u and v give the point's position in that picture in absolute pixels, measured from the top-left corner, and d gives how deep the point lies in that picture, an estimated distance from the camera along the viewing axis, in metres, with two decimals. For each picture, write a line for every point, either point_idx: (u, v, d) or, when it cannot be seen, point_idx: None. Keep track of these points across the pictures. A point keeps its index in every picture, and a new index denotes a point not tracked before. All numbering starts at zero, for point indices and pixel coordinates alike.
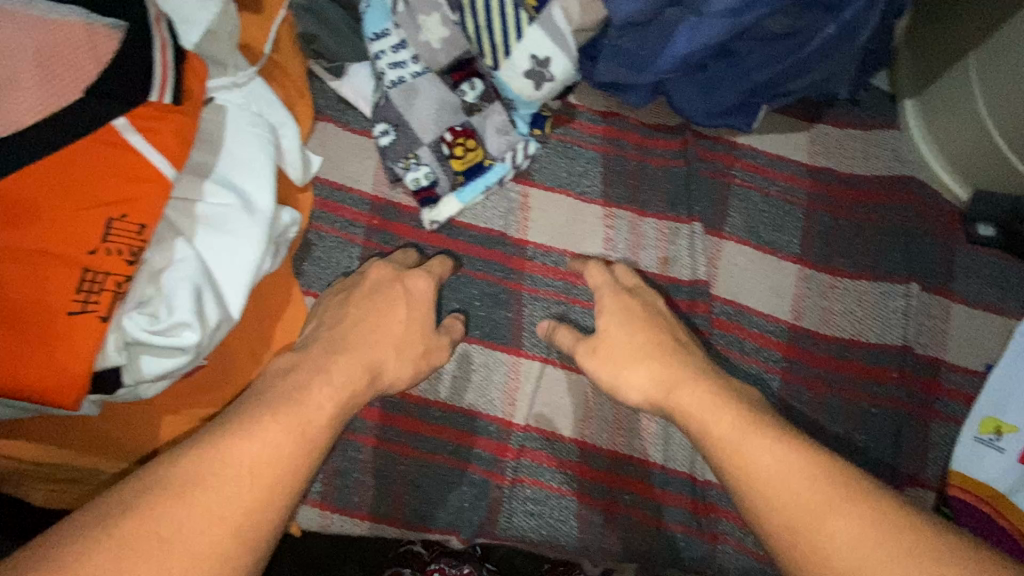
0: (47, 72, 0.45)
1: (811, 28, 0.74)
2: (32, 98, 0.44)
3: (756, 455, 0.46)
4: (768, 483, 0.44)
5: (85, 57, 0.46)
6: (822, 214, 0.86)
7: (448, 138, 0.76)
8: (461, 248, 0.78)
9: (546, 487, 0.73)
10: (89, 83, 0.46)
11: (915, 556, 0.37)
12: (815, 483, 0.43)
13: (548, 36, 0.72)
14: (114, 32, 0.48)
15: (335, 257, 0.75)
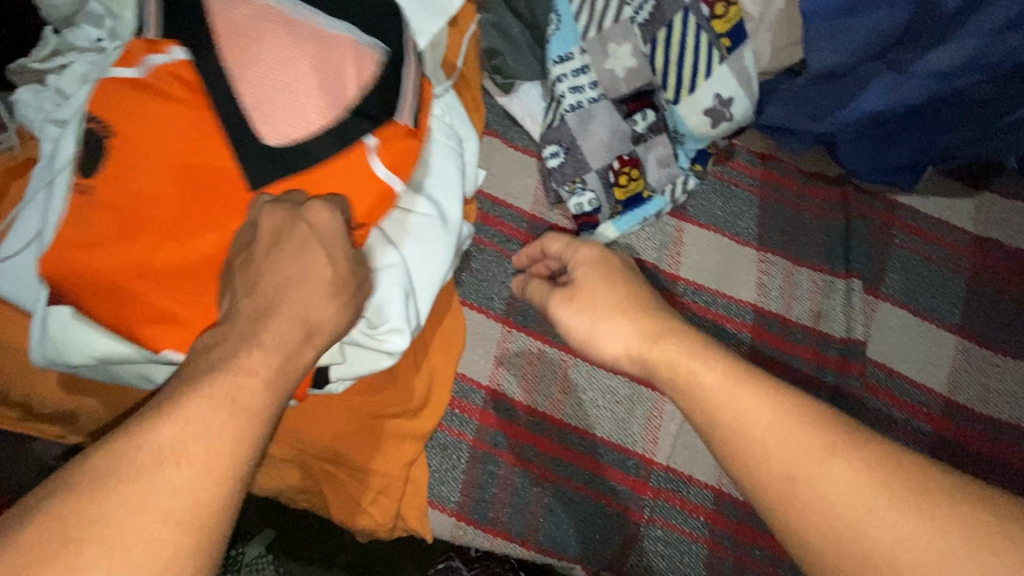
0: (318, 88, 0.48)
1: (1015, 99, 0.70)
2: (301, 113, 0.48)
3: (740, 400, 0.40)
4: (760, 437, 0.38)
5: (351, 79, 0.49)
6: (985, 285, 0.79)
7: (615, 166, 0.76)
8: None
9: (679, 532, 0.70)
10: (348, 102, 0.49)
11: (921, 494, 0.34)
12: (807, 431, 0.37)
13: (735, 78, 0.73)
14: (377, 55, 0.51)
15: (491, 271, 0.76)
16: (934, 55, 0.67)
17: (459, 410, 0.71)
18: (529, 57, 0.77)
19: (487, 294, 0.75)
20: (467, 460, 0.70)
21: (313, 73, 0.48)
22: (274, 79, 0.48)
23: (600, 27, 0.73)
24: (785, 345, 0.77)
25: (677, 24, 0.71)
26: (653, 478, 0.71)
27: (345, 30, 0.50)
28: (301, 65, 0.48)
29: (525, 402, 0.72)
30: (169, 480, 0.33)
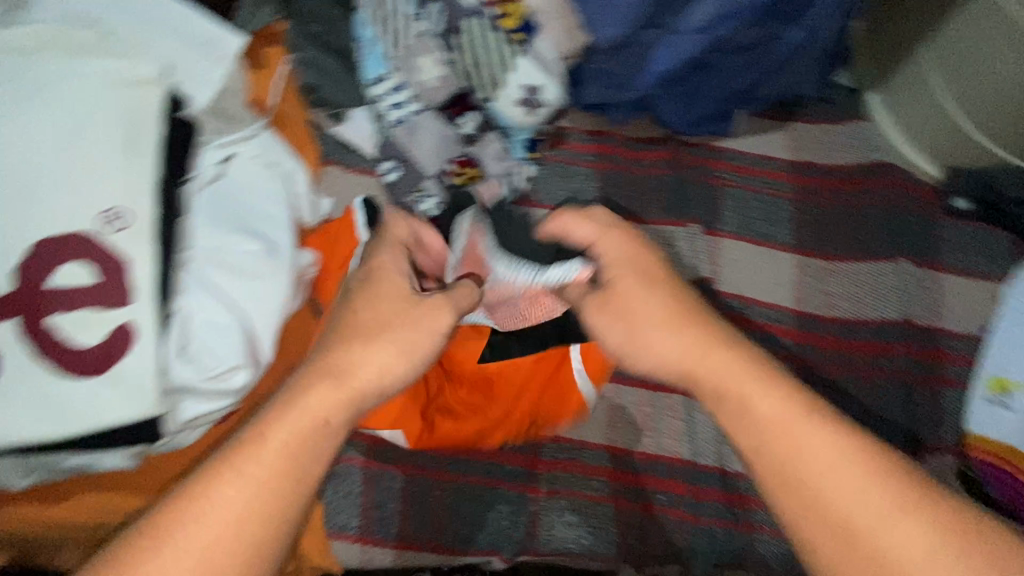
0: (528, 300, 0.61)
1: (774, 37, 0.78)
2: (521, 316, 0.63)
3: (800, 438, 0.43)
4: (812, 456, 0.42)
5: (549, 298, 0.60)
6: (807, 202, 0.87)
7: (451, 168, 0.81)
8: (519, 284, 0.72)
9: (582, 497, 0.72)
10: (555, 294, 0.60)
11: (965, 552, 0.38)
12: (876, 481, 0.41)
13: (537, 67, 0.77)
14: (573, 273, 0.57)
15: None
16: (696, 10, 0.72)
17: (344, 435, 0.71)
18: (349, 84, 0.80)
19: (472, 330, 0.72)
20: (361, 483, 0.70)
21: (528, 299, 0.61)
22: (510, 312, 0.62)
23: (401, 43, 0.76)
24: None
25: (469, 28, 0.75)
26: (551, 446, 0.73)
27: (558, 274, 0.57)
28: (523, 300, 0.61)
29: None
30: (227, 499, 0.40)
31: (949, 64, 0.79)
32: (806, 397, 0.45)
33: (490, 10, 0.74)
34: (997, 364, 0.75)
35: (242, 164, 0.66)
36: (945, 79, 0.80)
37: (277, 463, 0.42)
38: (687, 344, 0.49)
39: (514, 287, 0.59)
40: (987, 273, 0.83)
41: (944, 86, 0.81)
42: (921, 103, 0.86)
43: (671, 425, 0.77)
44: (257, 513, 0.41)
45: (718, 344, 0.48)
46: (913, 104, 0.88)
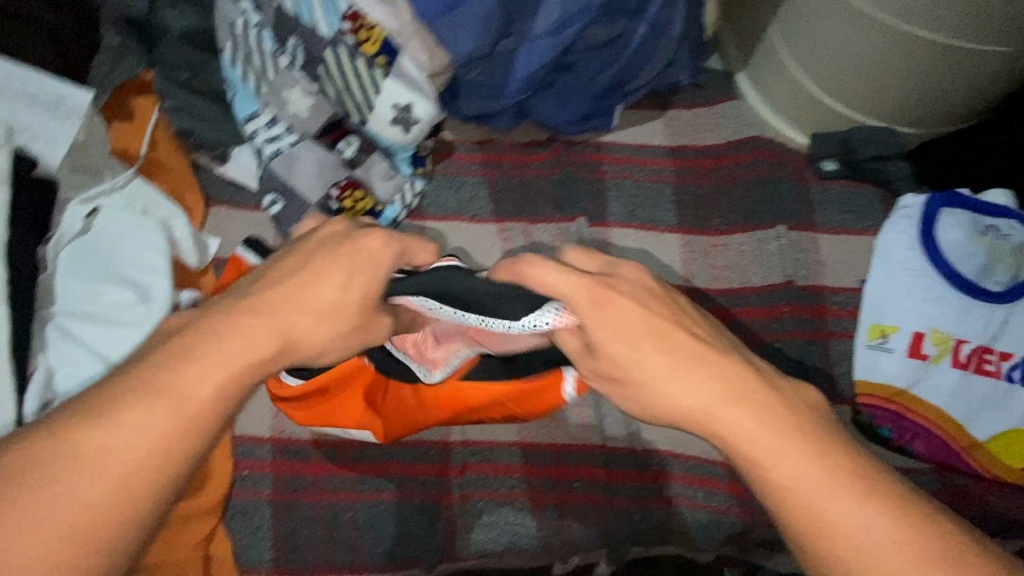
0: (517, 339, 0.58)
1: (624, 33, 0.82)
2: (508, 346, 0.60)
3: (834, 510, 0.41)
4: (829, 494, 0.41)
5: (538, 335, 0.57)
6: (688, 184, 0.91)
7: (334, 194, 0.82)
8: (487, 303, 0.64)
9: (497, 497, 0.74)
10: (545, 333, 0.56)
11: None
12: (909, 552, 0.39)
13: (404, 86, 0.80)
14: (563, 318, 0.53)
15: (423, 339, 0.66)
16: (541, 14, 0.75)
17: (250, 469, 0.71)
18: (222, 125, 0.81)
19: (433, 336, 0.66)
20: (272, 515, 0.70)
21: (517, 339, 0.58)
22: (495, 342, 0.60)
23: (267, 80, 0.79)
24: None
25: (330, 57, 0.77)
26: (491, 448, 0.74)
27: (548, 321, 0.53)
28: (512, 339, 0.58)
29: (314, 438, 0.73)
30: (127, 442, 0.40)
31: (794, 38, 0.85)
32: (837, 457, 0.43)
33: (349, 37, 0.77)
34: (874, 313, 0.79)
35: (112, 214, 0.68)
36: (791, 53, 0.87)
37: (198, 412, 0.42)
38: (706, 394, 0.46)
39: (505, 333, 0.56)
40: (862, 228, 0.87)
41: (793, 56, 0.87)
42: (778, 77, 0.91)
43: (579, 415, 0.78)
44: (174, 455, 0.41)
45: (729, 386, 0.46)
46: (772, 79, 0.93)
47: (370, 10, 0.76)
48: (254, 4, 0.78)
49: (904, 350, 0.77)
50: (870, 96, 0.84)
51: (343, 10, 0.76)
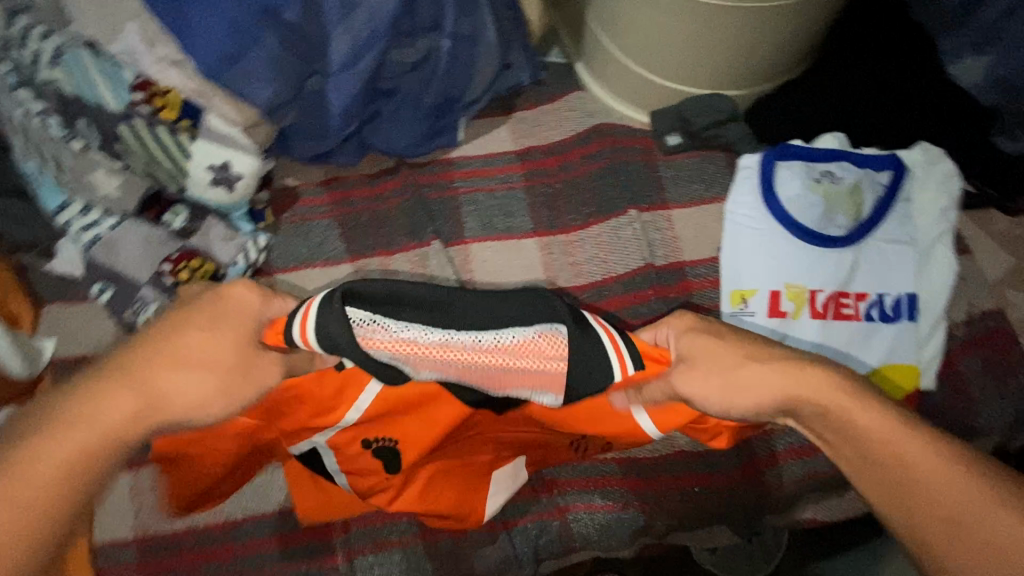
0: (495, 362, 0.56)
1: (433, 50, 0.81)
2: (480, 364, 0.56)
3: (901, 453, 0.46)
4: (916, 469, 0.46)
5: (522, 358, 0.55)
6: (539, 186, 0.90)
7: (168, 268, 0.77)
8: (437, 346, 0.54)
9: (386, 545, 0.72)
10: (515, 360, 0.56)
11: None
12: (966, 482, 0.44)
13: (216, 144, 0.77)
14: (553, 332, 0.53)
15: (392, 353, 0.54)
16: (333, 48, 0.74)
17: None
18: (29, 223, 0.75)
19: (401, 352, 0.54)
20: None
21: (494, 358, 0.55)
22: (473, 363, 0.56)
23: (67, 167, 0.75)
24: None
25: (128, 131, 0.75)
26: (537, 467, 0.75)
27: (521, 334, 0.53)
28: (486, 359, 0.55)
29: (181, 528, 0.70)
30: None
31: (607, 23, 0.86)
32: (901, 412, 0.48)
33: (143, 108, 0.73)
34: (730, 279, 0.80)
35: None
36: (609, 37, 0.87)
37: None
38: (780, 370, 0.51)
39: (479, 345, 0.54)
40: (712, 196, 0.88)
41: (610, 41, 0.87)
42: (605, 63, 0.91)
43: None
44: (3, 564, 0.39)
45: (822, 385, 0.49)
46: (602, 65, 0.93)
47: (160, 75, 0.72)
48: (33, 92, 0.73)
49: (763, 311, 0.78)
50: (691, 66, 0.84)
51: (131, 80, 0.73)
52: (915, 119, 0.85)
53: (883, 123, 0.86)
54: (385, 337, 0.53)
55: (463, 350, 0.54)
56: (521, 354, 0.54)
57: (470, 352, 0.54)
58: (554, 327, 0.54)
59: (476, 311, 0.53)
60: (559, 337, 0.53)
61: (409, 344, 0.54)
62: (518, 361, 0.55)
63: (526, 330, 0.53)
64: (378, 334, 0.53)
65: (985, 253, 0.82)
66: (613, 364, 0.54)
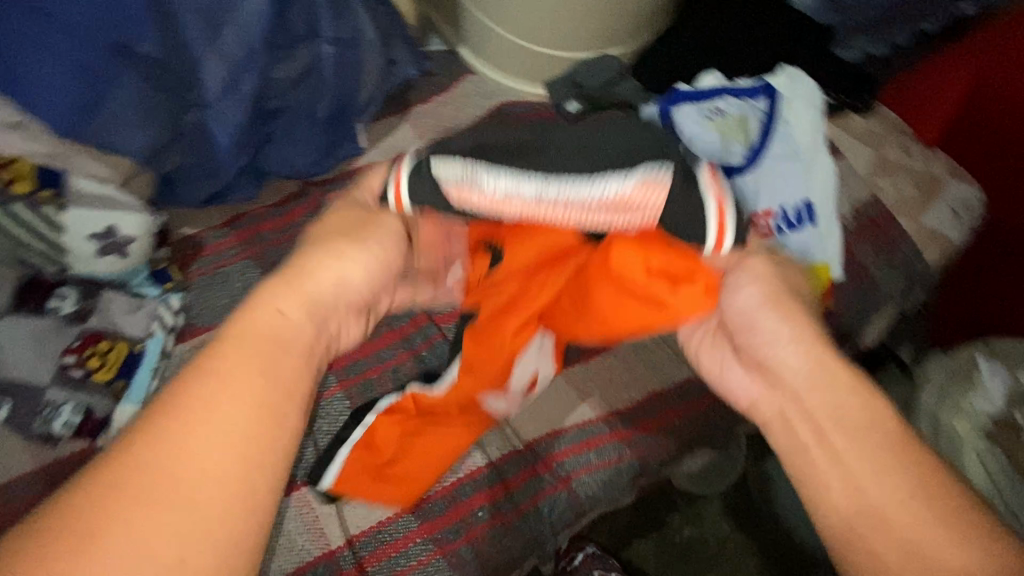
0: (592, 212, 0.55)
1: (315, 59, 0.76)
2: (574, 214, 0.56)
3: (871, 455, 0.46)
4: (876, 467, 0.46)
5: (617, 211, 0.55)
6: None
7: (72, 359, 0.68)
8: (526, 201, 0.55)
9: (407, 571, 0.70)
10: (608, 213, 0.55)
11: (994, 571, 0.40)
12: (924, 506, 0.43)
13: (93, 208, 0.68)
14: (660, 179, 0.53)
15: (484, 204, 0.56)
16: (206, 76, 0.66)
17: None
18: None
19: (488, 210, 0.57)
20: None
21: (586, 209, 0.55)
22: (566, 212, 0.56)
23: None
24: (366, 347, 0.80)
25: None
26: (530, 443, 0.78)
27: (618, 181, 0.53)
28: (582, 209, 0.55)
29: None
30: None
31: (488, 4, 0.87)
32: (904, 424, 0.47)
33: None
34: None
35: None
36: (494, 19, 0.89)
37: None
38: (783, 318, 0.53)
39: (576, 195, 0.54)
40: None
41: (494, 21, 0.89)
42: (493, 46, 0.92)
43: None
44: (254, 464, 0.42)
45: (841, 379, 0.50)
46: (489, 48, 0.93)
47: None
48: None
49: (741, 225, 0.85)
50: (576, 33, 0.88)
51: None
52: (774, 47, 0.96)
53: (748, 55, 0.95)
54: (478, 192, 0.55)
55: (559, 199, 0.55)
56: (624, 204, 0.54)
57: (568, 203, 0.55)
58: (655, 170, 0.53)
59: (574, 168, 0.55)
60: (664, 181, 0.53)
61: (495, 201, 0.56)
62: (619, 211, 0.55)
63: (626, 179, 0.53)
64: (471, 192, 0.55)
65: (854, 151, 0.93)
66: (709, 231, 0.53)
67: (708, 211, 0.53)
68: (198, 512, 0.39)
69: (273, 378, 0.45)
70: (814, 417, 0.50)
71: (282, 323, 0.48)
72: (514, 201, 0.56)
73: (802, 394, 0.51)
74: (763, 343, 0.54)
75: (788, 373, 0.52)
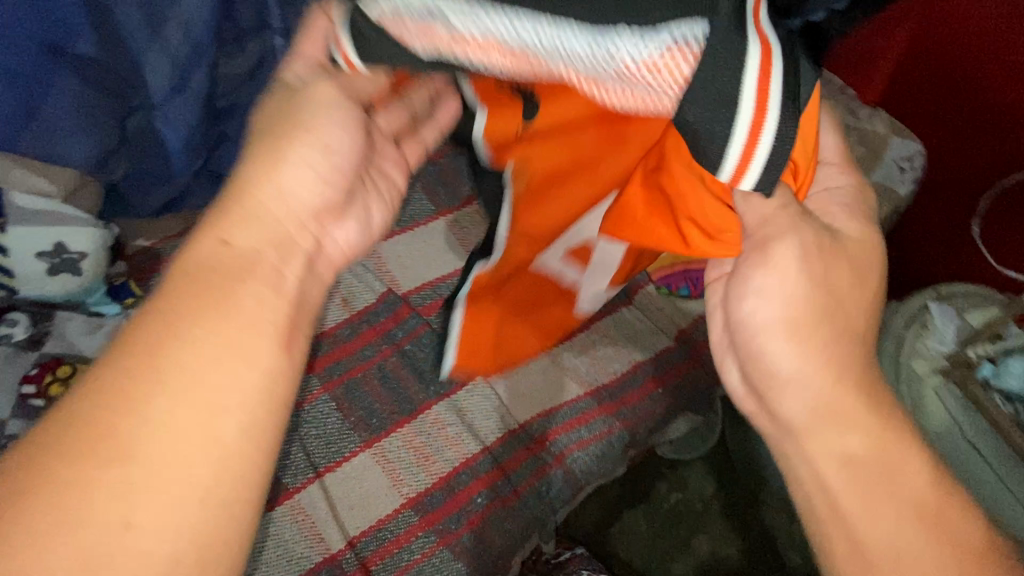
0: (598, 73, 0.42)
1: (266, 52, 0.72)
2: (576, 75, 0.43)
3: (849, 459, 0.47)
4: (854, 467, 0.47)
5: (629, 77, 0.41)
6: (424, 167, 0.89)
7: (30, 388, 0.63)
8: (510, 53, 0.42)
9: (411, 566, 0.69)
10: (618, 78, 0.42)
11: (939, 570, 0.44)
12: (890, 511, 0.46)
13: (38, 225, 0.65)
14: (691, 40, 0.38)
15: (457, 56, 0.44)
16: (149, 75, 0.62)
17: None
18: None
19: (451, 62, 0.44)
20: None
21: (590, 70, 0.42)
22: (564, 70, 0.43)
23: None
24: (347, 347, 0.79)
25: None
26: (522, 425, 0.78)
27: (637, 38, 0.39)
28: (585, 69, 0.42)
29: None
30: None
31: None
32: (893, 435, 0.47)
33: None
34: None
35: None
36: None
37: None
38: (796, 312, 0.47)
39: (575, 53, 0.40)
40: None
41: None
42: None
43: (441, 434, 0.75)
44: (263, 418, 0.40)
45: (845, 388, 0.47)
46: None
47: None
48: None
49: None
50: None
51: None
52: None
53: None
54: (452, 36, 0.42)
55: (553, 56, 0.41)
56: (639, 68, 0.40)
57: (566, 60, 0.41)
58: (691, 36, 0.38)
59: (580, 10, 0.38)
60: (694, 47, 0.38)
61: (471, 51, 0.43)
62: (636, 85, 0.42)
63: (649, 37, 0.38)
64: (443, 35, 0.42)
65: None
66: (727, 159, 0.40)
67: (735, 120, 0.39)
68: (193, 469, 0.37)
69: (243, 327, 0.41)
70: (801, 423, 0.48)
71: (230, 253, 0.44)
72: (496, 51, 0.42)
73: (793, 406, 0.48)
74: (770, 343, 0.48)
75: (783, 409, 0.49)
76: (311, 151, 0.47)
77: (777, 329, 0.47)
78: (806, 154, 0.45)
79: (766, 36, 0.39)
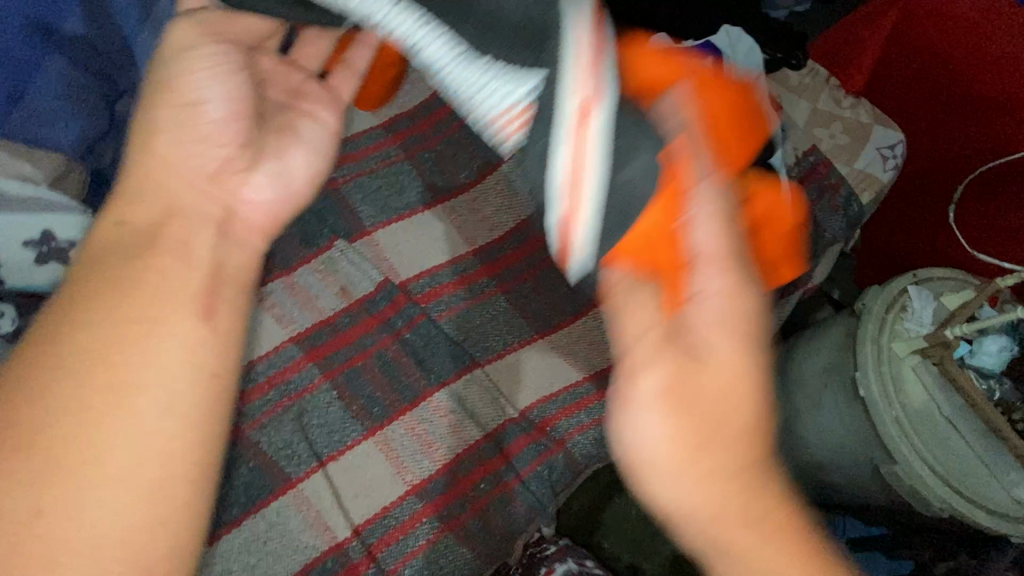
0: (458, 91, 0.44)
1: None
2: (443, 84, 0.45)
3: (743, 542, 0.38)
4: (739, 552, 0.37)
5: (476, 101, 0.43)
6: (419, 154, 0.88)
7: None
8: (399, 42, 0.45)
9: (417, 553, 0.69)
10: (471, 103, 0.44)
11: None
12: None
13: (25, 211, 0.63)
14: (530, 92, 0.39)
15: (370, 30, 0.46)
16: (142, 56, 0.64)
17: None
18: None
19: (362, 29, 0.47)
20: None
21: (453, 86, 0.44)
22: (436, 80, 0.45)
23: None
24: (345, 336, 0.78)
25: None
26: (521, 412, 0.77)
27: (491, 70, 0.41)
28: (450, 85, 0.44)
29: None
30: None
31: None
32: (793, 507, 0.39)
33: None
34: None
35: None
36: None
37: None
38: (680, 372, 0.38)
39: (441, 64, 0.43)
40: None
41: None
42: None
43: (442, 422, 0.75)
44: (189, 411, 0.40)
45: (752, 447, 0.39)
46: None
47: None
48: None
49: None
50: None
51: None
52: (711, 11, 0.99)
53: None
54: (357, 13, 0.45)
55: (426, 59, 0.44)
56: (486, 103, 0.42)
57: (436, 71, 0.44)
58: (531, 91, 0.39)
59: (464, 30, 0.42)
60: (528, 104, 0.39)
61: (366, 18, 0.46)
62: (482, 119, 0.44)
63: (500, 77, 0.40)
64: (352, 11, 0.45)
65: (791, 105, 1.00)
66: (550, 235, 0.41)
67: (553, 192, 0.38)
68: (138, 460, 0.37)
69: (162, 328, 0.41)
70: (682, 508, 0.38)
71: (130, 231, 0.44)
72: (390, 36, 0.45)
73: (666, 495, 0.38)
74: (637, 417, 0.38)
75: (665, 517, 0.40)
76: (185, 110, 0.48)
77: (647, 474, 0.38)
78: (669, 251, 0.38)
79: (599, 113, 0.36)
